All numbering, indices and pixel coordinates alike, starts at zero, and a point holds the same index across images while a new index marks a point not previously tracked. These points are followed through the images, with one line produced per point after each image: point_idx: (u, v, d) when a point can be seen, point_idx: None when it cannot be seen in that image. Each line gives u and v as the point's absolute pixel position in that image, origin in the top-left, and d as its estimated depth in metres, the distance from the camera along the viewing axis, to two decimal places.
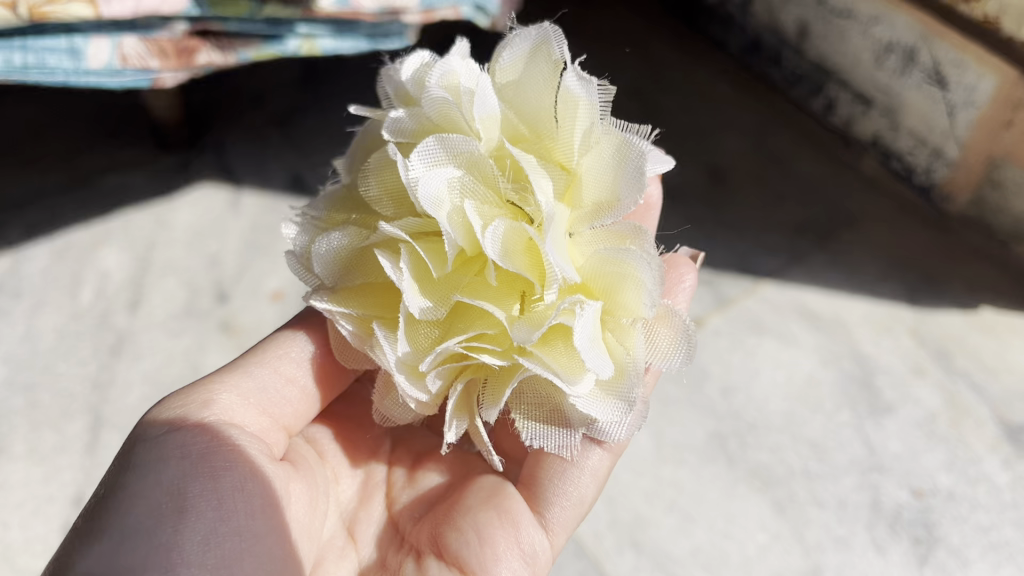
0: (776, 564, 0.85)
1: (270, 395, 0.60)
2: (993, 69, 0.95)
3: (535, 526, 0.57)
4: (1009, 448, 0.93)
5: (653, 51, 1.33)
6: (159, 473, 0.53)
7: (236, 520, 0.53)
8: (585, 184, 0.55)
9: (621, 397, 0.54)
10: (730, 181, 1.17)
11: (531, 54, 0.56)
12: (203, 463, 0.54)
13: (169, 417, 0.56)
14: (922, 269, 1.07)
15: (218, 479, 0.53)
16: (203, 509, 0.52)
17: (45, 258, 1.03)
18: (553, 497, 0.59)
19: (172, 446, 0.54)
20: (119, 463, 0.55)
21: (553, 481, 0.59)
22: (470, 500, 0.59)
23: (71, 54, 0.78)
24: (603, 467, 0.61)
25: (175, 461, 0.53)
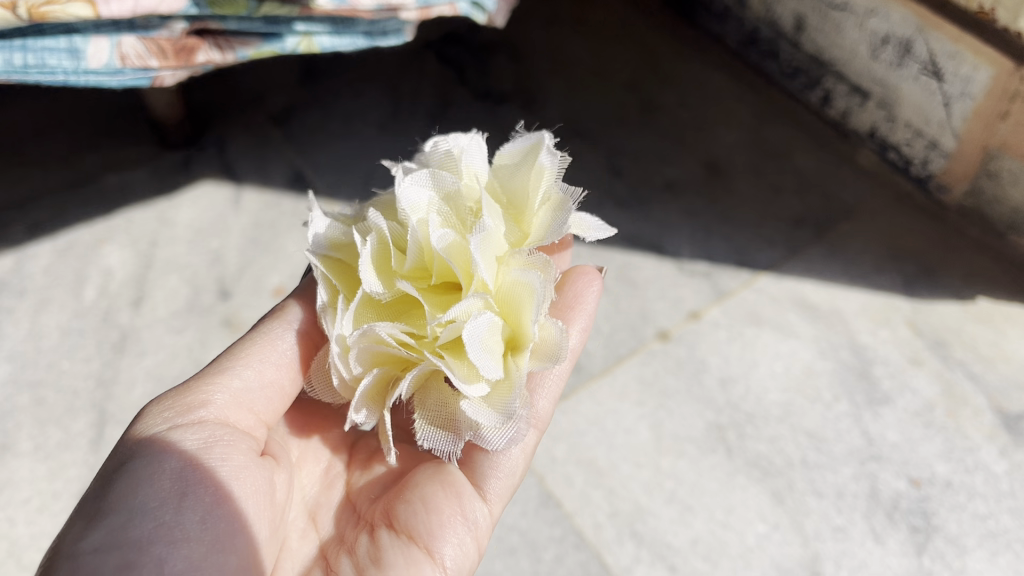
0: (775, 553, 0.86)
1: (265, 397, 0.63)
2: (988, 60, 0.95)
3: (477, 498, 0.61)
4: (1006, 437, 0.93)
5: (649, 44, 1.33)
6: (162, 461, 0.55)
7: (231, 505, 0.56)
8: (530, 236, 0.65)
9: (501, 410, 0.59)
10: (729, 175, 1.17)
11: (522, 148, 0.67)
12: (202, 456, 0.57)
13: (169, 413, 0.59)
14: (919, 258, 1.08)
15: (214, 469, 0.56)
16: (202, 493, 0.55)
17: (48, 256, 1.04)
18: (488, 470, 0.63)
19: (172, 438, 0.57)
20: (121, 453, 0.57)
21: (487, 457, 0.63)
22: (419, 475, 0.62)
23: (70, 54, 0.79)
24: (531, 444, 0.64)
25: (177, 452, 0.56)
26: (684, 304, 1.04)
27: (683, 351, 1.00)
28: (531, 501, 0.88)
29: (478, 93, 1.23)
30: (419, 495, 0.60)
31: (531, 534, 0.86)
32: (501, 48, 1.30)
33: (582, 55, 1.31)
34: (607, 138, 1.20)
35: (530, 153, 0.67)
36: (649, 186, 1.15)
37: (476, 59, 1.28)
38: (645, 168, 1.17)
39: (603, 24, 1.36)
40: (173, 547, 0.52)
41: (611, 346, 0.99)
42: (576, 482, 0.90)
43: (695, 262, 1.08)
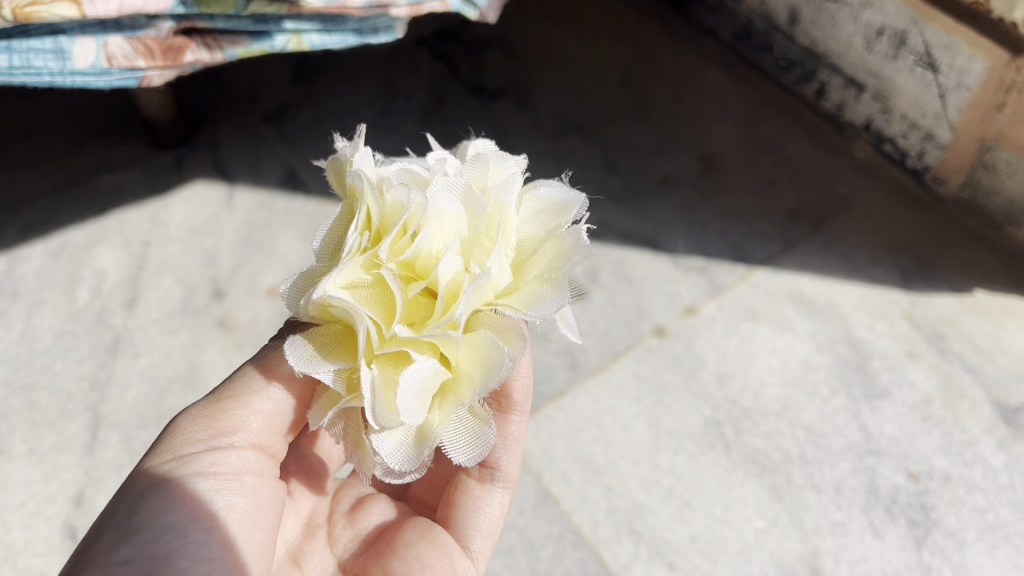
0: (774, 549, 0.85)
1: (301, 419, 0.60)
2: (983, 51, 0.94)
3: (464, 557, 0.60)
4: (1004, 429, 0.93)
5: (644, 38, 1.32)
6: (198, 480, 0.53)
7: (253, 530, 0.55)
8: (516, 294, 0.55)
9: (411, 453, 0.53)
10: (723, 168, 1.17)
11: (560, 203, 0.58)
12: (235, 481, 0.55)
13: (205, 428, 0.56)
14: (915, 252, 1.07)
15: (245, 495, 0.55)
16: (231, 518, 0.54)
17: (40, 258, 1.03)
18: (472, 530, 0.62)
19: (206, 460, 0.54)
20: (154, 464, 0.54)
21: (468, 513, 0.62)
22: (406, 534, 0.60)
23: (56, 55, 0.78)
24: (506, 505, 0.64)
25: (212, 474, 0.54)
26: (680, 299, 1.03)
27: (680, 347, 0.99)
28: (529, 500, 0.87)
29: (472, 89, 1.23)
30: (413, 553, 0.58)
31: (529, 532, 0.85)
32: (494, 43, 1.29)
33: (576, 50, 1.30)
34: (602, 134, 1.19)
35: (557, 217, 0.58)
36: (643, 181, 1.15)
37: (469, 55, 1.27)
38: (640, 163, 1.17)
39: (597, 18, 1.35)
40: (200, 569, 0.51)
41: (608, 343, 0.99)
42: (574, 479, 0.89)
43: (691, 257, 1.07)
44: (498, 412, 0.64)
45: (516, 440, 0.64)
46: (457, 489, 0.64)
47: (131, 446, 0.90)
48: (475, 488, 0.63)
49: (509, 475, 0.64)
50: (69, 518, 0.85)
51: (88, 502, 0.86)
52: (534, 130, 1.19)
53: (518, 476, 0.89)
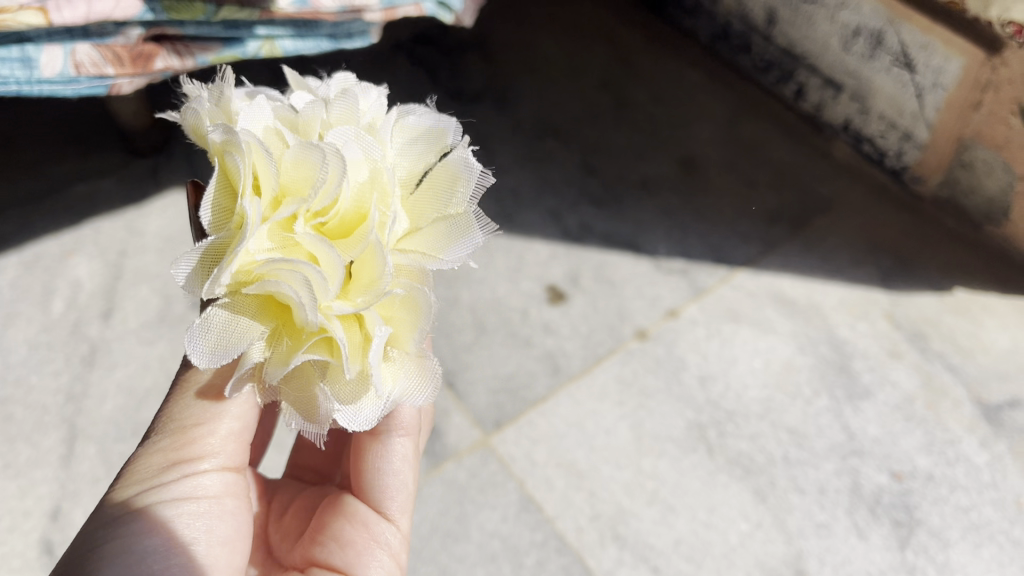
0: (759, 552, 0.85)
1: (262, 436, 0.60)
2: (959, 51, 0.94)
3: (382, 519, 0.61)
4: (986, 427, 0.93)
5: (622, 41, 1.32)
6: (179, 505, 0.54)
7: (232, 552, 0.57)
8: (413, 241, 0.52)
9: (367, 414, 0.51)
10: (702, 170, 1.16)
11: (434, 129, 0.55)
12: (214, 506, 0.56)
13: (178, 449, 0.55)
14: (894, 251, 1.08)
15: (225, 518, 0.57)
16: (211, 543, 0.55)
17: (14, 270, 1.02)
18: (382, 490, 0.61)
19: (187, 484, 0.55)
20: (131, 485, 0.53)
21: (372, 475, 0.60)
22: (323, 515, 0.61)
23: (23, 63, 0.77)
24: (411, 450, 0.62)
25: (192, 498, 0.55)
26: (662, 302, 1.03)
27: (662, 350, 0.99)
28: (512, 506, 0.86)
29: (450, 93, 1.22)
30: (331, 533, 0.59)
31: (512, 539, 0.85)
32: (472, 48, 1.29)
33: (555, 53, 1.30)
34: (581, 137, 1.19)
35: (431, 148, 0.54)
36: (624, 184, 1.14)
37: (446, 59, 1.27)
38: (619, 166, 1.16)
39: (575, 22, 1.35)
40: None
41: (590, 347, 0.98)
42: (557, 485, 0.88)
43: (671, 259, 1.07)
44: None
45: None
46: (353, 456, 0.61)
47: (108, 459, 0.89)
48: (369, 449, 0.61)
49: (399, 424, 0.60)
50: (46, 533, 0.84)
51: (65, 516, 0.85)
52: (514, 134, 1.18)
53: (500, 483, 0.88)
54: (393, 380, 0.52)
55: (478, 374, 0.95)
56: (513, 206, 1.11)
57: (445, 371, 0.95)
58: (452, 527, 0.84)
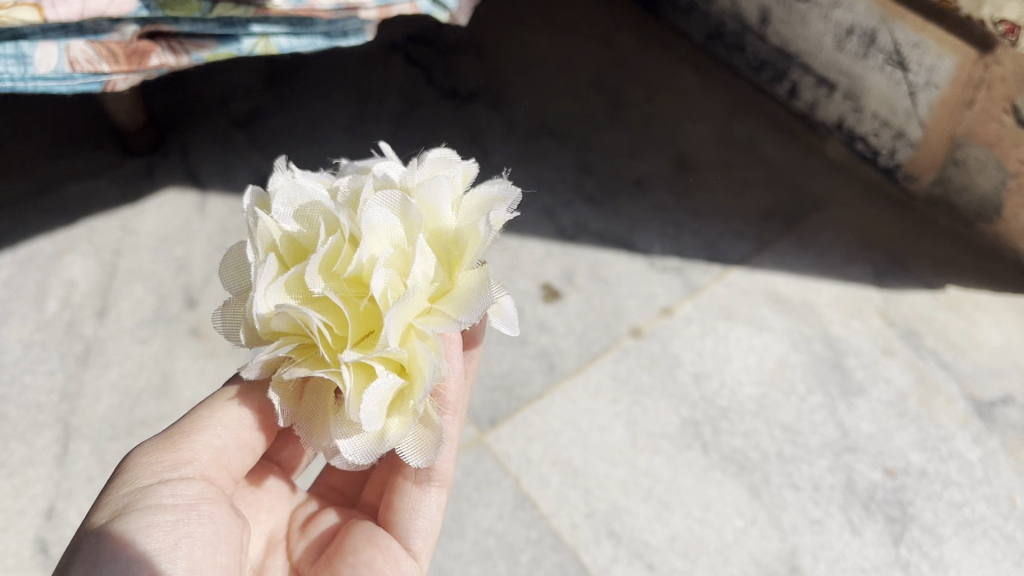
0: (753, 549, 0.85)
1: (244, 455, 0.61)
2: (951, 49, 0.94)
3: (407, 556, 0.61)
4: (979, 423, 0.93)
5: (615, 40, 1.32)
6: (158, 513, 0.54)
7: (214, 557, 0.55)
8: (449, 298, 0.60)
9: (367, 444, 0.58)
10: (696, 169, 1.17)
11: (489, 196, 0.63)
12: (191, 511, 0.56)
13: (161, 462, 0.57)
14: (888, 249, 1.08)
15: (204, 521, 0.56)
16: (192, 543, 0.54)
17: (9, 269, 1.02)
18: (412, 529, 0.62)
19: (163, 492, 0.56)
20: (115, 502, 0.55)
21: (408, 513, 0.62)
22: (354, 539, 0.60)
23: (17, 60, 0.77)
24: (444, 500, 0.64)
25: (171, 505, 0.55)
26: (656, 300, 1.03)
27: (656, 347, 0.99)
28: (507, 504, 0.87)
29: (445, 92, 1.22)
30: (363, 556, 0.59)
31: (508, 536, 0.85)
32: (467, 47, 1.29)
33: (550, 53, 1.30)
34: (576, 137, 1.19)
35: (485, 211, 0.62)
36: (619, 182, 1.15)
37: (441, 58, 1.27)
38: (613, 165, 1.17)
39: (569, 21, 1.35)
40: None
41: (585, 345, 0.99)
42: (552, 483, 0.88)
43: (666, 258, 1.07)
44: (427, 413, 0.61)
45: None
46: (394, 493, 0.63)
47: (102, 458, 0.88)
48: (413, 492, 0.63)
49: (444, 473, 0.63)
50: (40, 532, 0.84)
51: (59, 515, 0.85)
52: (509, 133, 1.18)
53: (495, 480, 0.88)
54: (399, 428, 0.59)
55: (474, 373, 0.96)
56: None
57: None
58: (448, 525, 0.85)
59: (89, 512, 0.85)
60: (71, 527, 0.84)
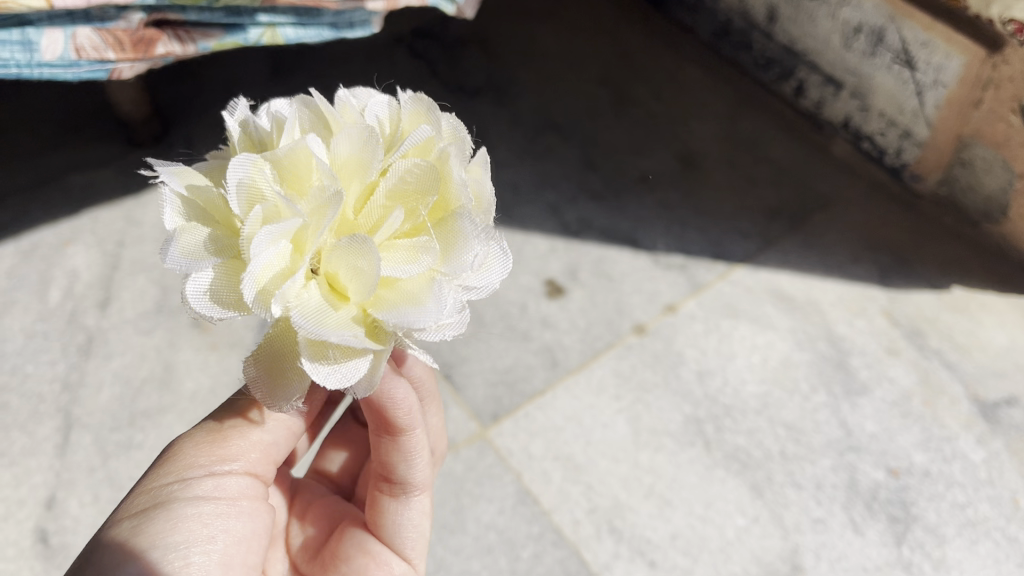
0: (755, 547, 0.85)
1: (290, 442, 0.60)
2: (959, 48, 0.94)
3: (397, 558, 0.60)
4: (983, 424, 0.93)
5: (621, 36, 1.32)
6: (199, 504, 0.53)
7: (246, 553, 0.55)
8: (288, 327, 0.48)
9: None
10: (702, 166, 1.16)
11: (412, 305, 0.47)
12: (232, 507, 0.54)
13: (208, 454, 0.55)
14: (894, 249, 1.08)
15: (242, 518, 0.55)
16: (228, 541, 0.53)
17: (12, 259, 1.02)
18: (401, 537, 0.60)
19: (209, 486, 0.54)
20: (157, 489, 0.53)
21: (393, 524, 0.60)
22: (348, 547, 0.60)
23: (24, 46, 0.76)
24: (428, 505, 0.61)
25: (213, 499, 0.54)
26: (660, 297, 1.03)
27: (660, 344, 0.99)
28: (508, 499, 0.86)
29: (450, 86, 1.22)
30: (353, 565, 0.58)
31: (508, 532, 0.84)
32: (473, 42, 1.29)
33: (556, 48, 1.30)
34: (581, 133, 1.19)
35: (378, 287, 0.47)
36: (623, 179, 1.14)
37: (446, 52, 1.27)
38: (618, 161, 1.16)
39: (575, 18, 1.35)
40: None
41: (588, 341, 0.98)
42: (554, 478, 0.88)
43: (670, 255, 1.07)
44: (387, 434, 0.57)
45: (419, 451, 0.58)
46: (374, 506, 0.60)
47: (103, 449, 0.88)
48: (392, 504, 0.60)
49: (423, 481, 0.60)
50: (40, 521, 0.84)
51: (60, 506, 0.84)
52: (514, 128, 1.18)
53: (497, 475, 0.88)
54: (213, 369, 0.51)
55: (476, 367, 0.95)
56: (512, 199, 1.10)
57: (443, 363, 0.95)
58: (448, 520, 0.84)
59: (90, 503, 0.85)
60: (71, 517, 0.84)
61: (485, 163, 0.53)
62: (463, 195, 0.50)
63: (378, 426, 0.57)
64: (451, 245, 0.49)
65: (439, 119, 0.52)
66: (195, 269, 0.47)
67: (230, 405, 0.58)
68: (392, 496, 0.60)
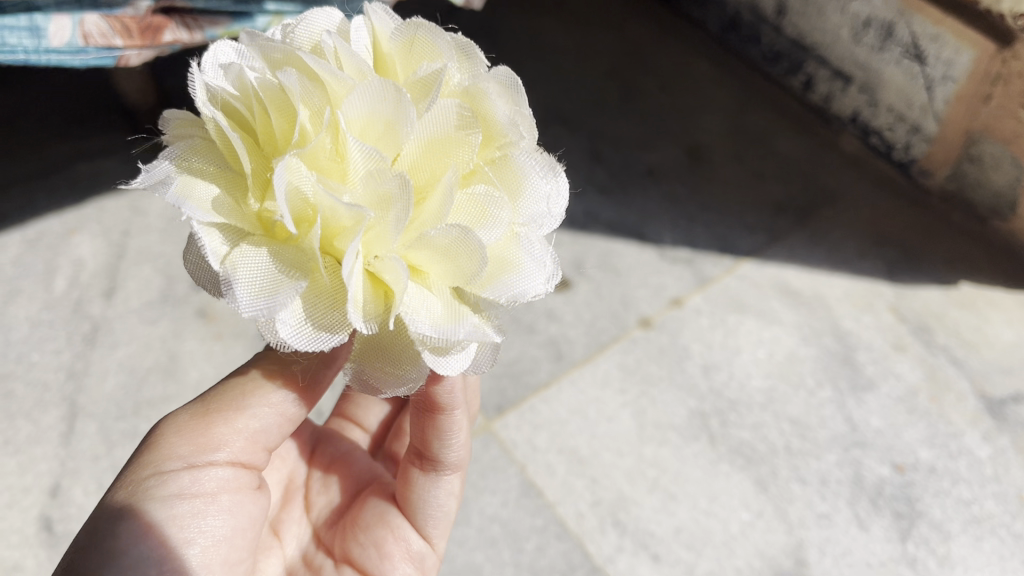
0: (760, 541, 0.85)
1: (286, 427, 0.53)
2: (969, 43, 0.94)
3: (414, 531, 0.59)
4: (989, 421, 0.93)
5: (629, 30, 1.32)
6: (174, 504, 0.47)
7: (228, 550, 0.50)
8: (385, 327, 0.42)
9: None
10: (709, 160, 1.16)
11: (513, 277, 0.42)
12: (212, 503, 0.49)
13: (187, 443, 0.49)
14: (901, 244, 1.07)
15: (223, 514, 0.50)
16: (206, 543, 0.49)
17: (18, 247, 1.02)
18: (425, 516, 0.58)
19: (185, 482, 0.48)
20: (131, 482, 0.47)
21: (419, 502, 0.58)
22: (366, 517, 0.59)
23: (31, 33, 0.76)
24: (458, 485, 0.60)
25: (189, 497, 0.48)
26: (666, 291, 1.03)
27: (665, 338, 0.98)
28: (512, 491, 0.86)
29: None
30: (373, 538, 0.57)
31: (513, 523, 0.84)
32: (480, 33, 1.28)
33: (563, 41, 1.30)
34: (588, 125, 1.19)
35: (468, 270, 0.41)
36: (630, 172, 1.14)
37: None
38: (625, 154, 1.16)
39: (583, 12, 1.35)
40: None
41: (593, 334, 0.98)
42: (558, 471, 0.88)
43: (677, 248, 1.07)
44: (429, 412, 0.54)
45: (457, 433, 0.56)
46: (404, 480, 0.58)
47: (107, 438, 0.88)
48: (421, 481, 0.58)
49: (457, 461, 0.58)
50: (45, 509, 0.84)
51: (65, 494, 0.84)
52: None
53: (501, 468, 0.87)
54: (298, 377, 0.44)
55: None
56: None
57: None
58: None
59: (95, 491, 0.85)
60: (76, 505, 0.84)
61: (511, 79, 0.45)
62: (511, 131, 0.43)
63: (421, 403, 0.54)
64: (518, 193, 0.43)
65: (444, 41, 0.43)
66: (281, 307, 0.38)
67: (218, 384, 0.52)
68: (424, 472, 0.58)
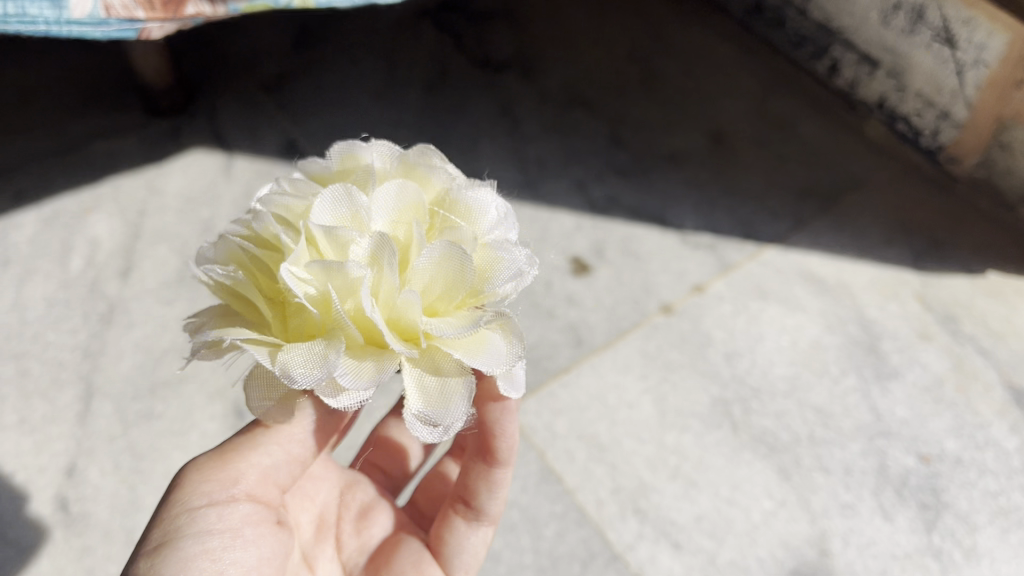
0: (782, 531, 0.83)
1: (297, 465, 0.54)
2: (1002, 26, 0.92)
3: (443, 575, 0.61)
4: (1017, 412, 0.91)
5: (652, 12, 1.30)
6: (205, 539, 0.49)
7: None
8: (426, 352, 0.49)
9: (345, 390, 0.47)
10: (732, 145, 1.14)
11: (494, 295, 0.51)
12: (236, 537, 0.50)
13: (212, 481, 0.51)
14: (928, 232, 1.05)
15: (247, 548, 0.51)
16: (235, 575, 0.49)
17: (34, 225, 1.01)
18: (457, 561, 0.61)
19: (212, 517, 0.50)
20: (165, 523, 0.49)
21: (454, 549, 0.61)
22: (399, 563, 0.60)
23: (53, 3, 0.75)
24: (489, 537, 0.64)
25: (218, 531, 0.50)
26: (688, 277, 1.01)
27: (687, 324, 0.97)
28: (532, 477, 0.85)
29: (476, 61, 1.21)
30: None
31: (532, 509, 0.83)
32: (500, 16, 1.27)
33: (584, 24, 1.28)
34: (609, 109, 1.17)
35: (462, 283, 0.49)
36: (651, 157, 1.12)
37: (473, 26, 1.25)
38: (646, 138, 1.14)
39: None
40: None
41: (614, 320, 0.97)
42: (578, 458, 0.87)
43: (698, 234, 1.05)
44: (485, 463, 0.60)
45: (503, 486, 0.61)
46: (444, 525, 0.62)
47: (123, 418, 0.87)
48: (461, 526, 0.62)
49: (495, 514, 0.63)
50: (61, 489, 0.83)
51: (80, 474, 0.84)
52: (542, 104, 1.17)
53: (520, 454, 0.87)
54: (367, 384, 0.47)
55: None
56: (539, 176, 1.09)
57: None
58: None
59: (111, 471, 0.84)
60: (91, 486, 0.83)
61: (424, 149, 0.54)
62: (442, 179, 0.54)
63: (479, 451, 0.60)
64: (473, 217, 0.53)
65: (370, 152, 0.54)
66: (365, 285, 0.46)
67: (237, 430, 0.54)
68: (467, 522, 0.62)
